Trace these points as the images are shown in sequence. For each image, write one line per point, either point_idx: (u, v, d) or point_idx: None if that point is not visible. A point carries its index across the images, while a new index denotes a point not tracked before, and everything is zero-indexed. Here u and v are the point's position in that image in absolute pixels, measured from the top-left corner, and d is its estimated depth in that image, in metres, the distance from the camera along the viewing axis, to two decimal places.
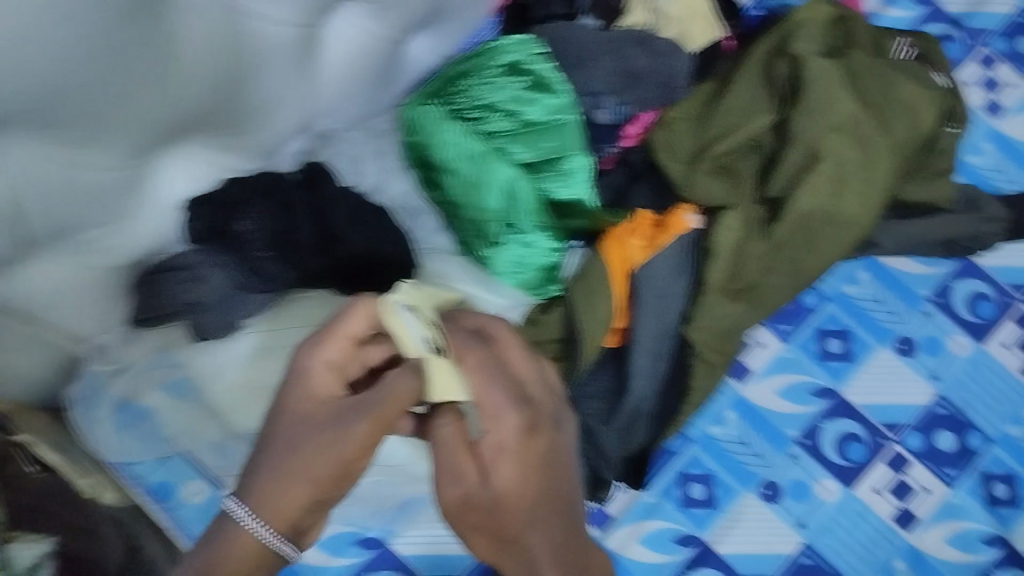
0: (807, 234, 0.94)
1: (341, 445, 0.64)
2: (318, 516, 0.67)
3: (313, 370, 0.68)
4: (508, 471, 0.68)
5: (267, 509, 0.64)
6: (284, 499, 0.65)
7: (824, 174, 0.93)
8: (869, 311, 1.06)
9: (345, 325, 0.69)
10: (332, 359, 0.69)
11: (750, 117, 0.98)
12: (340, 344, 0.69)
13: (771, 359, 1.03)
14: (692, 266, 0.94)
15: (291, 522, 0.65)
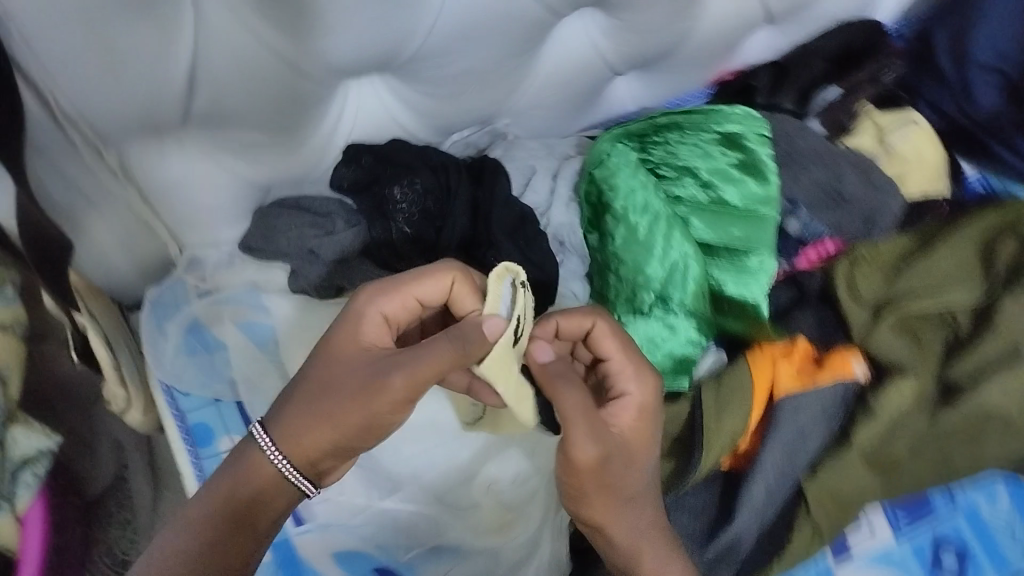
0: (974, 430, 0.84)
1: (371, 392, 0.63)
2: (338, 461, 0.68)
3: (367, 317, 0.67)
4: (630, 422, 0.68)
5: (292, 444, 0.66)
6: (306, 440, 0.66)
7: (1016, 375, 0.82)
8: (999, 538, 0.92)
9: (419, 287, 0.67)
10: (391, 313, 0.68)
11: (953, 287, 0.86)
12: (404, 301, 0.67)
13: (874, 549, 0.90)
14: (837, 419, 0.84)
15: (309, 461, 0.66)
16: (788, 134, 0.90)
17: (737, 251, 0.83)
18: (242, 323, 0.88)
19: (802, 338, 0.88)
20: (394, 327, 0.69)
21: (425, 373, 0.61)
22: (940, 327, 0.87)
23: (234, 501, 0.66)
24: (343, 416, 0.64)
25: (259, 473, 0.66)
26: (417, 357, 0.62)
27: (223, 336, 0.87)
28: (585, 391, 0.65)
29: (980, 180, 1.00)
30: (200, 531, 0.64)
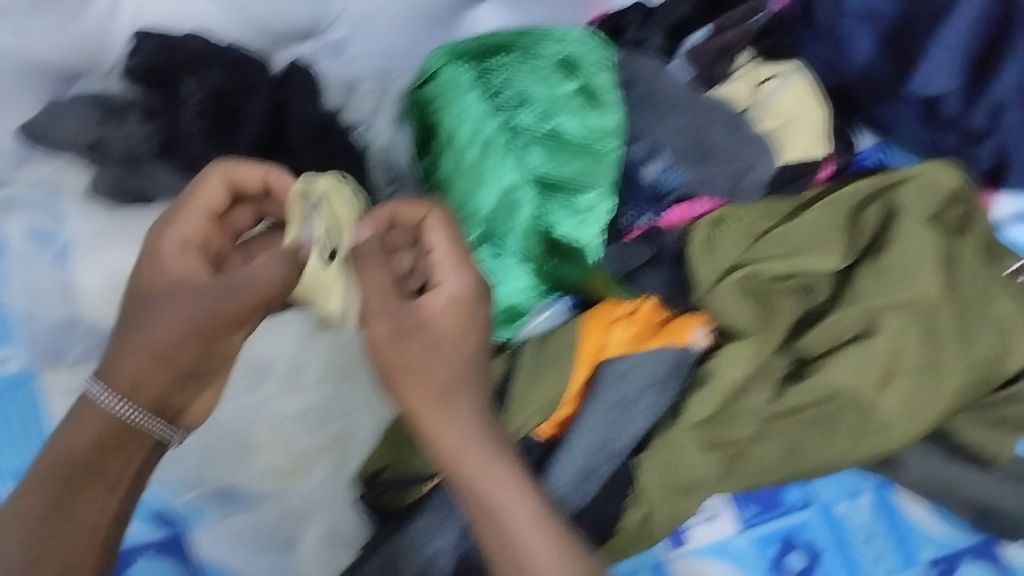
0: (824, 414, 0.74)
1: (200, 319, 0.57)
2: (195, 393, 0.62)
3: (163, 244, 0.59)
4: (441, 306, 0.58)
5: (120, 375, 0.58)
6: (131, 368, 0.58)
7: (864, 351, 0.73)
8: (855, 544, 0.82)
9: (200, 195, 0.60)
10: (195, 232, 0.60)
11: (812, 252, 0.78)
12: (198, 219, 0.60)
13: (715, 541, 0.81)
14: (674, 388, 0.75)
15: (154, 397, 0.59)
16: (645, 74, 0.83)
17: (573, 189, 0.76)
18: (34, 228, 0.77)
19: (652, 297, 0.78)
20: (207, 241, 0.60)
21: (249, 295, 0.58)
22: (795, 299, 0.78)
23: (76, 451, 0.58)
24: (175, 334, 0.57)
25: (89, 419, 0.58)
26: (229, 282, 0.58)
27: (7, 233, 0.77)
28: (374, 270, 0.58)
29: (877, 151, 0.92)
30: (50, 480, 0.57)
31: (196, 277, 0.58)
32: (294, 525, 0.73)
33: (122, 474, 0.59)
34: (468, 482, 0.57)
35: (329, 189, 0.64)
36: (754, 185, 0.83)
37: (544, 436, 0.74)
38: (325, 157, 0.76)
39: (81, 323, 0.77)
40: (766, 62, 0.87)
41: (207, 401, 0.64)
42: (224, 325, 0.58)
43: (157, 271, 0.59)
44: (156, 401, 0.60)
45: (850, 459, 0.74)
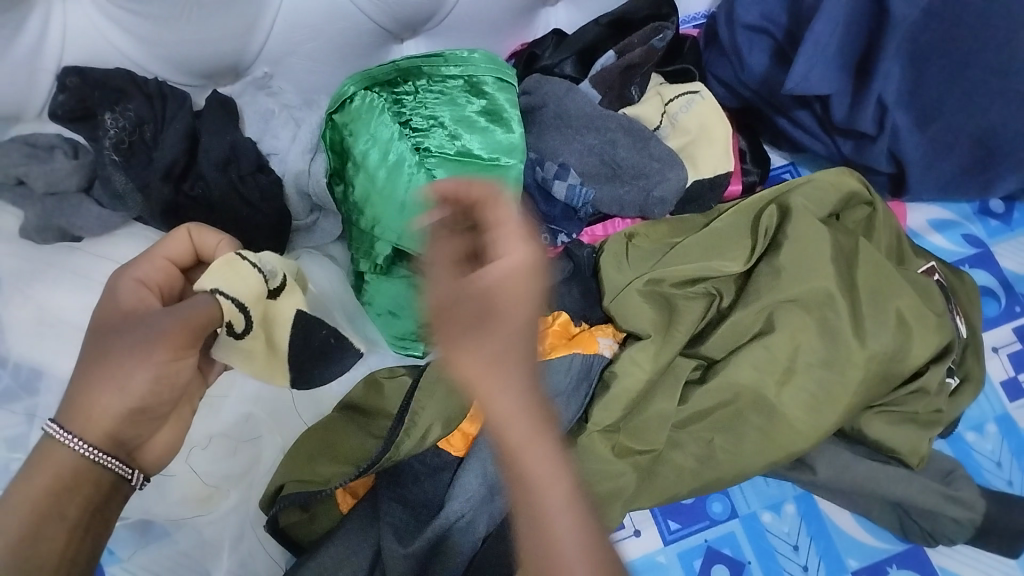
0: (730, 413, 0.75)
1: (149, 346, 0.53)
2: (150, 426, 0.56)
3: (123, 284, 0.57)
4: (514, 254, 0.45)
5: (78, 420, 0.53)
6: (94, 405, 0.53)
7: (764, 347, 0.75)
8: (780, 554, 0.82)
9: (163, 246, 0.59)
10: (149, 280, 0.58)
11: (716, 255, 0.80)
12: (159, 264, 0.58)
13: (639, 558, 0.81)
14: (582, 395, 0.76)
15: (108, 433, 0.54)
16: (559, 96, 0.84)
17: None
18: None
19: (563, 312, 0.79)
20: (162, 295, 0.58)
21: (192, 322, 0.54)
22: (702, 303, 0.79)
23: (32, 492, 0.51)
24: (132, 368, 0.53)
25: (49, 459, 0.52)
26: (160, 317, 0.54)
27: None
28: (438, 247, 0.48)
29: (787, 169, 0.98)
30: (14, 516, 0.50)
31: (143, 315, 0.55)
32: (208, 557, 0.72)
33: (80, 518, 0.53)
34: (501, 449, 0.43)
35: (232, 259, 0.57)
36: (662, 200, 0.84)
37: (455, 454, 0.74)
38: (238, 182, 0.75)
39: (8, 363, 0.76)
40: (670, 86, 0.91)
41: (167, 440, 0.59)
42: (170, 356, 0.54)
43: (105, 317, 0.56)
44: (115, 442, 0.54)
45: (761, 463, 0.75)
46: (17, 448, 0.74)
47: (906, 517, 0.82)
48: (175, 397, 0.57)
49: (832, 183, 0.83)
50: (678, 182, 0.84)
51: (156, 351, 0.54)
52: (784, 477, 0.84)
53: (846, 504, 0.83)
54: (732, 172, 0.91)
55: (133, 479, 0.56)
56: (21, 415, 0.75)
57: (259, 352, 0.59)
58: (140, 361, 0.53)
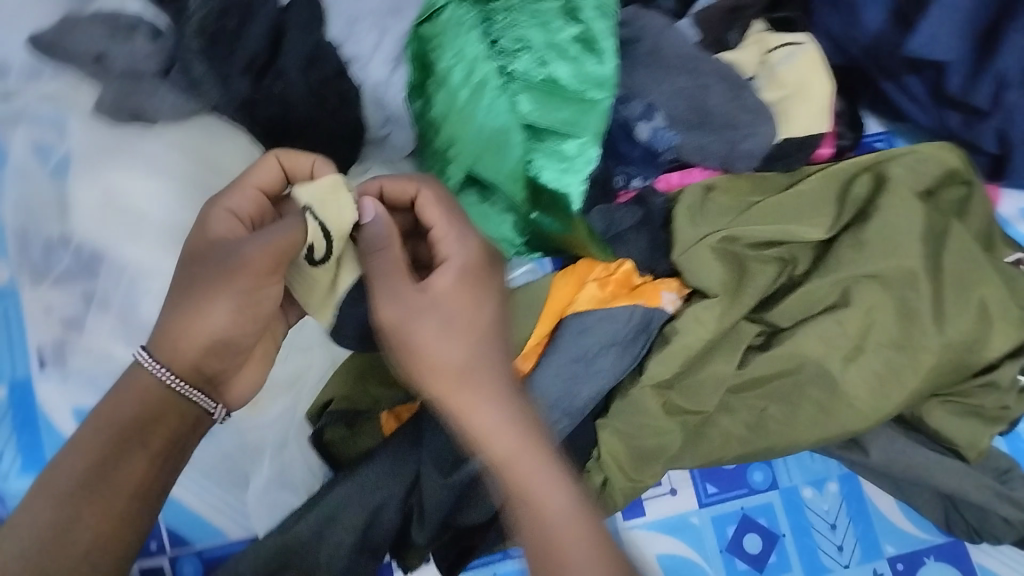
0: (789, 385, 0.73)
1: (233, 276, 0.55)
2: (230, 361, 0.59)
3: (214, 214, 0.58)
4: (455, 298, 0.58)
5: (167, 350, 0.56)
6: (182, 338, 0.56)
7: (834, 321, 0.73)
8: (816, 531, 0.81)
9: (252, 174, 0.60)
10: (240, 210, 0.59)
11: (796, 218, 0.76)
12: (247, 193, 0.59)
13: (672, 515, 0.81)
14: (639, 346, 0.74)
15: (193, 364, 0.57)
16: (656, 33, 0.80)
17: (562, 136, 0.75)
18: (37, 142, 0.81)
19: (629, 261, 0.76)
20: (252, 226, 0.59)
21: (277, 247, 0.56)
22: (775, 268, 0.76)
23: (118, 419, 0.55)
24: (216, 300, 0.55)
25: (133, 386, 0.56)
26: (249, 244, 0.56)
27: (12, 151, 0.81)
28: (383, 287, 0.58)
29: (880, 139, 0.93)
30: (96, 443, 0.54)
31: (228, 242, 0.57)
32: (249, 460, 0.74)
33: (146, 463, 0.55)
34: (499, 463, 0.56)
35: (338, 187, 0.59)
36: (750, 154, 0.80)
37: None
38: (317, 86, 0.72)
39: (71, 242, 0.79)
40: (772, 34, 0.86)
41: (251, 377, 0.62)
42: (260, 279, 0.56)
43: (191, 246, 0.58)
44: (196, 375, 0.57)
45: (814, 437, 0.72)
46: (73, 329, 0.78)
47: (952, 509, 0.80)
48: (256, 334, 0.59)
49: (927, 157, 0.79)
50: (764, 139, 0.80)
51: (235, 286, 0.56)
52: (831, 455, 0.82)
53: (890, 489, 0.82)
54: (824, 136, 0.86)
55: (216, 414, 0.60)
56: (79, 297, 0.79)
57: (322, 284, 0.61)
58: (220, 301, 0.56)
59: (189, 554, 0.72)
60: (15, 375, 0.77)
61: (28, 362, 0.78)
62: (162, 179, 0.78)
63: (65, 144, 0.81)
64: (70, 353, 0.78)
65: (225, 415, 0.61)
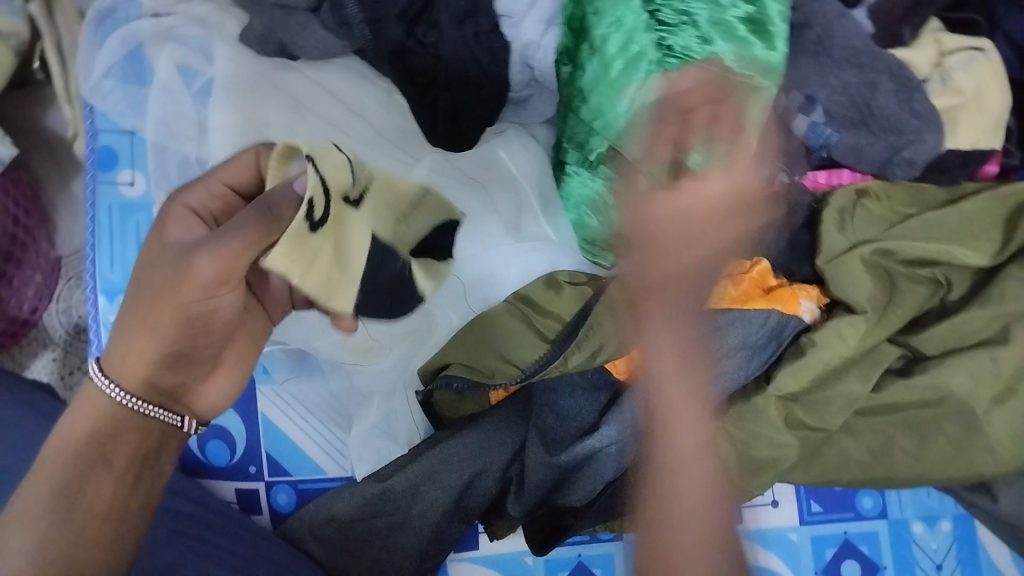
0: (924, 418, 0.69)
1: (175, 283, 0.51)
2: (185, 373, 0.55)
3: (171, 214, 0.55)
4: None
5: (115, 364, 0.54)
6: (130, 350, 0.54)
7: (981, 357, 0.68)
8: (920, 568, 0.77)
9: (222, 170, 0.55)
10: (203, 206, 0.55)
11: (955, 241, 0.71)
12: (211, 188, 0.55)
13: (771, 527, 0.77)
14: (769, 352, 0.70)
15: (145, 379, 0.54)
16: (827, 19, 0.73)
17: None
18: (181, 63, 0.80)
19: (766, 260, 0.72)
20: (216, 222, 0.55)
21: (234, 251, 0.49)
22: (926, 290, 0.72)
23: (74, 439, 0.54)
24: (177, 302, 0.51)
25: (90, 403, 0.54)
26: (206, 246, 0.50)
27: (157, 68, 0.80)
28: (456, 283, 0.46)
29: None
30: (57, 463, 0.53)
31: (183, 244, 0.53)
32: (355, 403, 0.73)
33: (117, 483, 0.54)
34: (658, 542, 0.64)
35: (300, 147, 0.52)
36: (911, 163, 0.75)
37: (619, 377, 0.71)
38: (472, 41, 0.70)
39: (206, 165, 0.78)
40: (952, 36, 0.79)
41: (222, 386, 0.58)
42: (203, 292, 0.51)
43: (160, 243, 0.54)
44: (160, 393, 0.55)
45: (942, 474, 0.69)
46: None
47: None
48: (217, 343, 0.55)
49: None
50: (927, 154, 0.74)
51: (175, 294, 0.51)
52: (951, 493, 0.77)
53: (1008, 540, 0.76)
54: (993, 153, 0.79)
55: (185, 426, 0.57)
56: None
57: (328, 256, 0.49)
58: (169, 305, 0.52)
59: (284, 484, 0.72)
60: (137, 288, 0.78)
61: None
62: (299, 114, 0.78)
63: (209, 68, 0.80)
64: None
65: (195, 425, 0.58)
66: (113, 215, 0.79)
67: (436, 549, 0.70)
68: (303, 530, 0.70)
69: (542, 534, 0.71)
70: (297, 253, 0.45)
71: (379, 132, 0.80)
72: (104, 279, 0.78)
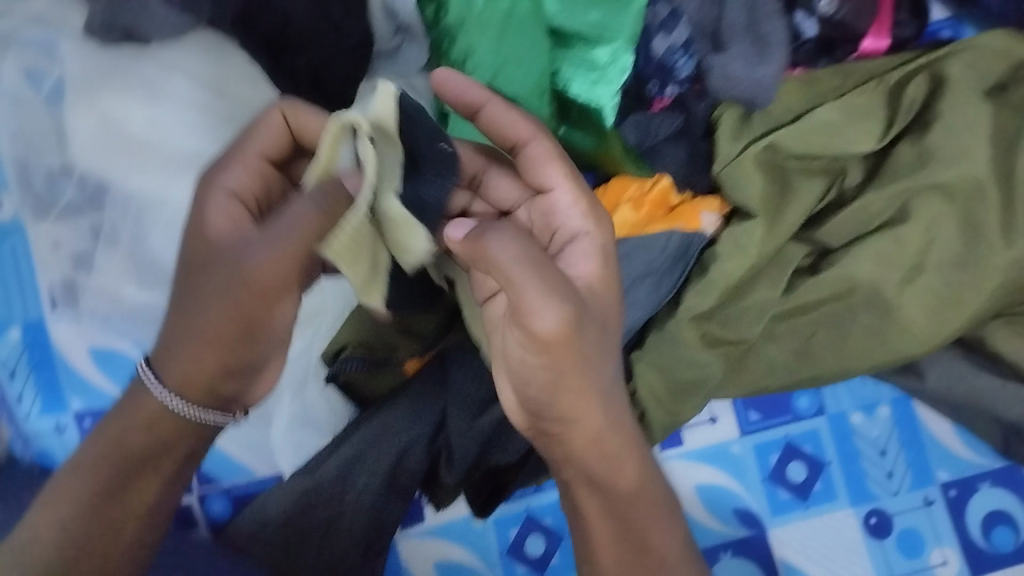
0: (837, 315, 0.68)
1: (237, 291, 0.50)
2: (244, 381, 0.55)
3: (210, 202, 0.52)
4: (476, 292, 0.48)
5: (172, 370, 0.53)
6: (189, 364, 0.53)
7: (881, 243, 0.67)
8: (861, 456, 0.78)
9: (257, 138, 0.53)
10: (243, 189, 0.53)
11: (841, 130, 0.69)
12: (245, 170, 0.53)
13: (712, 444, 0.78)
14: (677, 275, 0.70)
15: (207, 388, 0.54)
16: None
17: (591, 44, 0.68)
18: (28, 67, 0.74)
19: (666, 176, 0.71)
20: (259, 210, 0.53)
21: (290, 252, 0.48)
22: (821, 182, 0.71)
23: (125, 446, 0.55)
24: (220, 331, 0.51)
25: (139, 411, 0.55)
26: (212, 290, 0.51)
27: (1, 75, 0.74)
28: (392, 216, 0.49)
29: (947, 26, 0.80)
30: (78, 482, 0.54)
31: (230, 245, 0.50)
32: (273, 402, 0.71)
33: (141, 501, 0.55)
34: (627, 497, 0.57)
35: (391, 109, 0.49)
36: (758, 83, 0.68)
37: None
38: None
39: (74, 174, 0.74)
40: None
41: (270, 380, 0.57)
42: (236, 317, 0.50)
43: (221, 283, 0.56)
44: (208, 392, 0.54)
45: (865, 363, 0.69)
46: (82, 267, 0.75)
47: (1013, 436, 0.75)
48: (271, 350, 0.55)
49: (989, 42, 0.69)
50: (764, 83, 0.68)
51: (243, 288, 0.50)
52: (883, 379, 0.77)
53: (946, 414, 0.77)
54: (873, 25, 0.72)
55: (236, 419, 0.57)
56: (87, 232, 0.75)
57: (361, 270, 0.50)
58: (221, 288, 0.50)
59: (218, 493, 0.72)
60: (27, 316, 0.75)
61: (39, 303, 0.76)
62: (160, 102, 0.72)
63: (57, 68, 0.74)
64: (80, 294, 0.75)
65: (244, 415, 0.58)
66: None
67: (377, 532, 0.69)
68: (245, 538, 0.69)
69: (482, 496, 0.70)
70: (354, 245, 0.48)
71: (246, 110, 0.74)
72: None
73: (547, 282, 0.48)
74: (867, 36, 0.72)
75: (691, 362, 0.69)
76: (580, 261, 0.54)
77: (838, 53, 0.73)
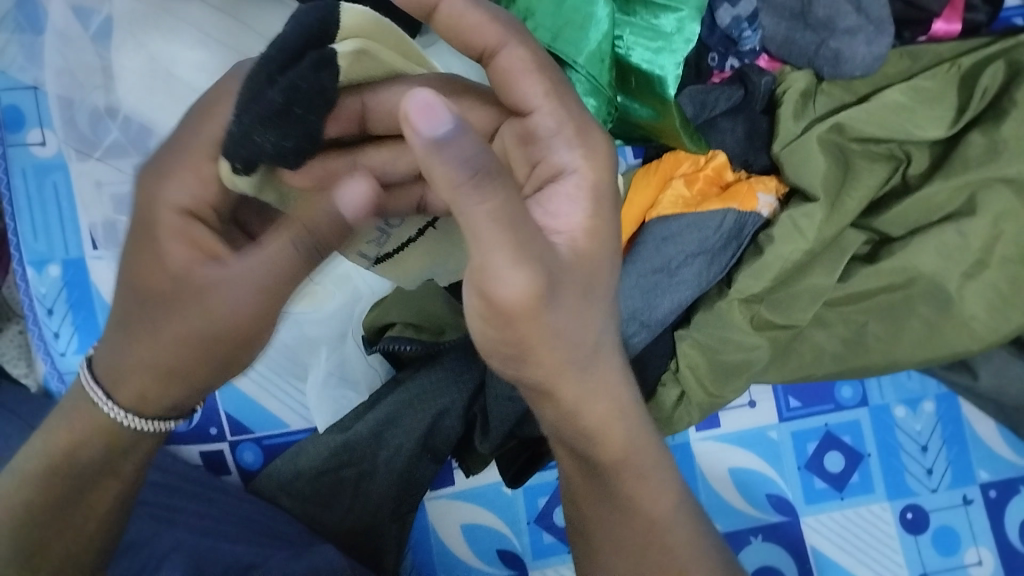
0: (892, 307, 0.67)
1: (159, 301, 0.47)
2: None
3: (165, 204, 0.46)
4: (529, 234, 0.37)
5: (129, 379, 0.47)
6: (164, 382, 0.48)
7: (944, 234, 0.65)
8: (903, 450, 0.76)
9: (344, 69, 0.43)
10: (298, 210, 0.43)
11: (909, 113, 0.67)
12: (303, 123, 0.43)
13: (750, 429, 0.77)
14: (729, 256, 0.67)
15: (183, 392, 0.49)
16: None
17: (657, 9, 0.65)
18: (76, 4, 0.71)
19: (721, 153, 0.69)
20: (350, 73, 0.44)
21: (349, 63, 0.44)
22: (885, 167, 0.69)
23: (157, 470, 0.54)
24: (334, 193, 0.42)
25: None
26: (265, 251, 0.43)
27: (50, 12, 0.71)
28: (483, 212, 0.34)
29: (1021, 13, 0.74)
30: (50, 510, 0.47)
31: None
32: (306, 354, 0.73)
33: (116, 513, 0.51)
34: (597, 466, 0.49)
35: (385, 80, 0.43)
36: (873, 57, 0.67)
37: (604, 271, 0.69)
38: None
39: (118, 115, 0.71)
40: None
41: None
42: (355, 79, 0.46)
43: (185, 165, 0.44)
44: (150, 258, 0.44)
45: (918, 357, 0.67)
46: (123, 208, 0.73)
47: None
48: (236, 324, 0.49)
49: None
50: (876, 57, 0.67)
51: None
52: (930, 374, 0.75)
53: (992, 413, 0.75)
54: (945, 9, 0.70)
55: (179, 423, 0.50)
56: (128, 172, 0.73)
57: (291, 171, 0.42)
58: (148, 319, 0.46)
59: (249, 441, 0.73)
60: (68, 254, 0.73)
61: (79, 242, 0.74)
62: (211, 48, 0.68)
63: (106, 5, 0.70)
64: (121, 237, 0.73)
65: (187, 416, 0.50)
66: (29, 178, 0.74)
67: (408, 491, 0.70)
68: (275, 487, 0.71)
69: (515, 468, 0.71)
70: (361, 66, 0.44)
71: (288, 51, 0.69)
72: (29, 248, 0.73)
73: (517, 243, 0.36)
74: (936, 19, 0.70)
75: (741, 349, 0.67)
76: (511, 273, 0.36)
77: (906, 34, 0.71)
